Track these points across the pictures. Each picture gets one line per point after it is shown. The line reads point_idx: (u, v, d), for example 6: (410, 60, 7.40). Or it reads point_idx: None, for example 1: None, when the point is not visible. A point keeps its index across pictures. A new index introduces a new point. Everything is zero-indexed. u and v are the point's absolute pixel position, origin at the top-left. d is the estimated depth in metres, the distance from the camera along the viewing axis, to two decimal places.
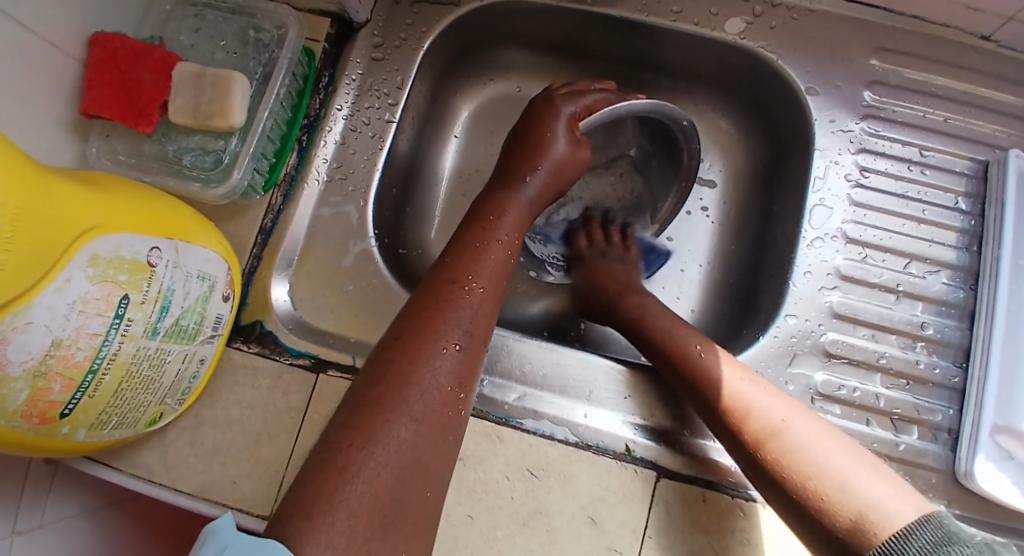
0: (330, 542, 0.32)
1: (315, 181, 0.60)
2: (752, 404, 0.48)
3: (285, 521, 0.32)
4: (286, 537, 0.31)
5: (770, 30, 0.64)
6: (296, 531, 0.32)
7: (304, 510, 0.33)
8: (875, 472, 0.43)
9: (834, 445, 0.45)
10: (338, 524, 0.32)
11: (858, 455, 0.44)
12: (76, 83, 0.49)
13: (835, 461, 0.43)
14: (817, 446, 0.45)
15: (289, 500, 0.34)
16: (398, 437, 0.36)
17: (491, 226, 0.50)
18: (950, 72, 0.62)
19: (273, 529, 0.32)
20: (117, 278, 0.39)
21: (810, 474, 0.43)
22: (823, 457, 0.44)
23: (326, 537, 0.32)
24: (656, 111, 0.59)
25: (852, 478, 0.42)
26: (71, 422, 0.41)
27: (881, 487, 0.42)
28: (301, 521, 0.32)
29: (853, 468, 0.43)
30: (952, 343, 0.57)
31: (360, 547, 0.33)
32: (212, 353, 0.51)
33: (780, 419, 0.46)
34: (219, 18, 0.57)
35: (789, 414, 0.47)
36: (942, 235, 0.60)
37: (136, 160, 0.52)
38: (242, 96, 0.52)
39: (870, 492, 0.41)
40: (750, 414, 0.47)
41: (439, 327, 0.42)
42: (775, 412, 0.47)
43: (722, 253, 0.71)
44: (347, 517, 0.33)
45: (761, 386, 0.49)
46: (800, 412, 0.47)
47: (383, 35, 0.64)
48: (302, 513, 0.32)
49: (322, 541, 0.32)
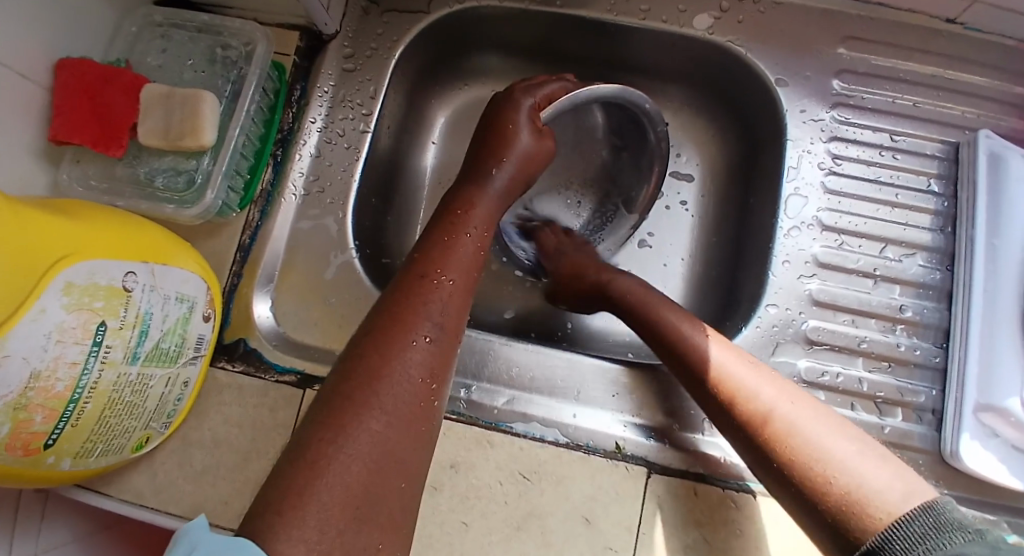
0: (302, 536, 0.32)
1: (293, 196, 0.60)
2: (750, 389, 0.47)
3: (255, 519, 0.32)
4: (254, 534, 0.31)
5: (738, 24, 0.64)
6: (268, 527, 0.31)
7: (274, 507, 0.32)
8: (871, 451, 0.42)
9: (831, 426, 0.44)
10: (309, 518, 0.32)
11: (863, 439, 0.44)
12: (44, 109, 0.49)
13: (831, 443, 0.43)
14: (813, 427, 0.44)
15: (260, 497, 0.33)
16: (369, 430, 0.36)
17: (460, 219, 0.51)
18: (918, 58, 0.63)
19: (245, 524, 0.32)
20: (93, 305, 0.39)
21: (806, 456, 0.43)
22: (821, 441, 0.43)
23: (298, 530, 0.32)
24: (617, 95, 0.59)
25: (848, 460, 0.42)
26: (56, 452, 0.40)
27: (875, 468, 0.41)
28: (273, 517, 0.32)
29: (849, 450, 0.42)
30: (932, 324, 0.58)
31: (333, 540, 0.32)
32: (196, 375, 0.51)
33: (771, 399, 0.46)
34: (187, 37, 0.57)
35: (785, 398, 0.46)
36: (916, 218, 0.61)
37: (108, 184, 0.52)
38: (212, 115, 0.52)
39: (863, 475, 0.41)
40: (745, 398, 0.47)
41: (409, 321, 0.42)
42: (772, 396, 0.46)
43: (703, 247, 0.71)
44: (318, 511, 0.33)
45: (754, 371, 0.49)
46: (797, 395, 0.47)
47: (354, 46, 0.64)
48: (274, 509, 0.32)
49: (293, 535, 0.31)
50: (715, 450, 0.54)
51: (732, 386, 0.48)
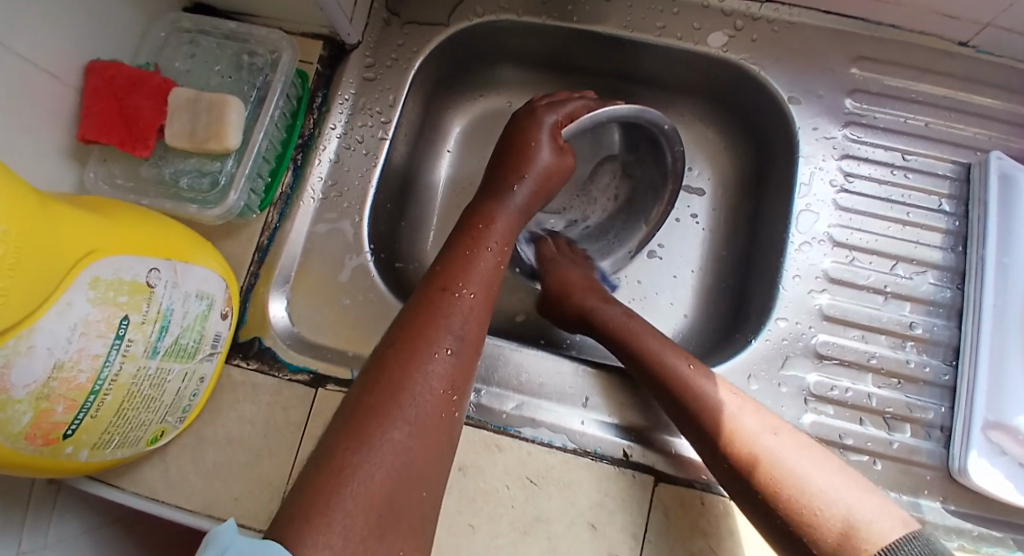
0: (327, 542, 0.32)
1: (311, 200, 0.61)
2: (736, 419, 0.48)
3: (283, 524, 0.33)
4: (282, 539, 0.32)
5: (752, 43, 0.65)
6: (294, 533, 0.32)
7: (302, 515, 0.33)
8: (855, 483, 0.44)
9: (815, 459, 0.45)
10: (334, 525, 0.33)
11: (843, 470, 0.45)
12: (75, 110, 0.50)
13: (813, 473, 0.44)
14: (796, 461, 0.45)
15: (287, 504, 0.34)
16: (391, 440, 0.37)
17: (480, 234, 0.52)
18: (930, 79, 0.64)
19: (273, 530, 0.33)
20: (117, 300, 0.40)
21: (790, 489, 0.44)
22: (803, 474, 0.44)
23: (324, 537, 0.32)
24: (638, 116, 0.60)
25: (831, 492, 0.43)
26: (74, 443, 0.41)
27: (861, 499, 0.43)
28: (300, 523, 0.33)
29: (833, 480, 0.44)
30: (942, 341, 0.58)
31: (355, 548, 0.33)
32: (212, 372, 0.52)
33: (759, 433, 0.47)
34: (214, 44, 0.59)
35: (769, 429, 0.47)
36: (927, 236, 0.61)
37: (134, 183, 0.53)
38: (237, 119, 0.53)
39: (848, 506, 0.42)
40: (731, 431, 0.47)
41: (430, 334, 0.42)
42: (756, 427, 0.47)
43: (713, 259, 0.71)
44: (343, 519, 0.33)
45: (742, 404, 0.49)
46: (778, 425, 0.48)
47: (374, 56, 0.65)
48: (300, 515, 0.33)
49: (319, 541, 0.32)
50: (689, 451, 0.54)
51: (716, 417, 0.48)
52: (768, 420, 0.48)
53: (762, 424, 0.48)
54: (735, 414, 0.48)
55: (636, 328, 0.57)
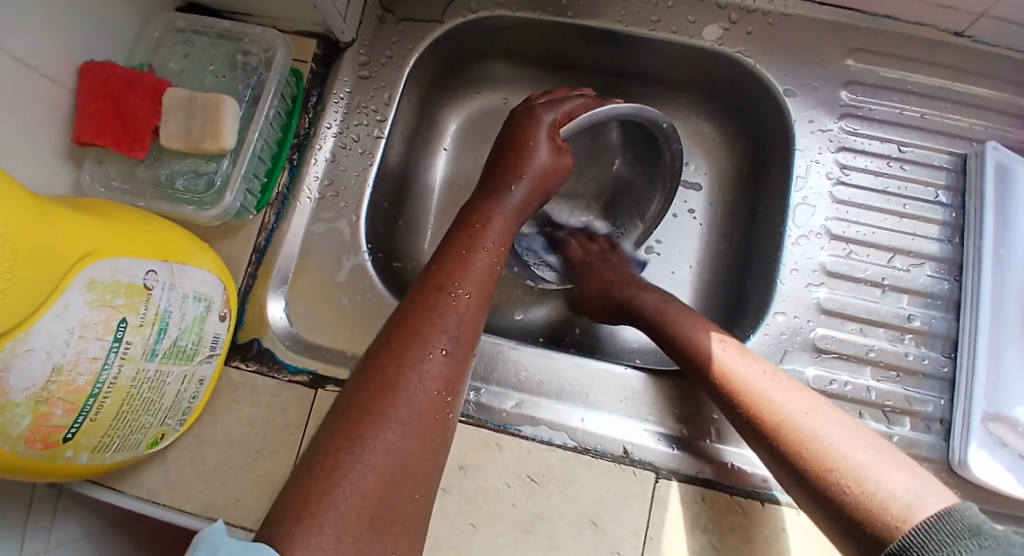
0: (318, 543, 0.32)
1: (308, 199, 0.61)
2: (767, 395, 0.47)
3: (274, 525, 0.33)
4: (275, 541, 0.32)
5: (747, 36, 0.65)
6: (285, 534, 0.32)
7: (292, 515, 0.33)
8: (891, 456, 0.42)
9: (848, 432, 0.44)
10: (326, 527, 0.33)
11: (882, 448, 0.43)
12: (68, 113, 0.50)
13: (845, 447, 0.43)
14: (829, 432, 0.44)
15: (280, 505, 0.34)
16: (384, 440, 0.37)
17: (477, 233, 0.51)
18: (926, 70, 0.64)
19: (264, 530, 0.33)
20: (114, 302, 0.40)
21: (825, 463, 0.42)
22: (840, 448, 0.43)
23: (315, 538, 0.32)
24: (637, 114, 0.59)
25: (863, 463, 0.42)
26: (73, 446, 0.41)
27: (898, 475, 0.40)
28: (291, 524, 0.33)
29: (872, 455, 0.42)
30: (940, 333, 0.58)
31: (349, 548, 0.33)
32: (211, 373, 0.52)
33: (794, 409, 0.46)
34: (208, 44, 0.58)
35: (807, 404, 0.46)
36: (924, 228, 0.61)
37: (130, 185, 0.53)
38: (232, 118, 0.53)
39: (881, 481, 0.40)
40: (767, 408, 0.47)
41: (425, 334, 0.42)
42: (789, 402, 0.46)
43: (711, 254, 0.72)
44: (334, 519, 0.33)
45: (774, 381, 0.48)
46: (820, 403, 0.46)
47: (369, 53, 0.65)
48: (292, 516, 0.33)
49: (311, 542, 0.32)
50: (738, 459, 0.54)
51: (751, 394, 0.48)
52: (803, 395, 0.47)
53: (796, 399, 0.47)
54: (770, 391, 0.47)
55: (671, 314, 0.57)
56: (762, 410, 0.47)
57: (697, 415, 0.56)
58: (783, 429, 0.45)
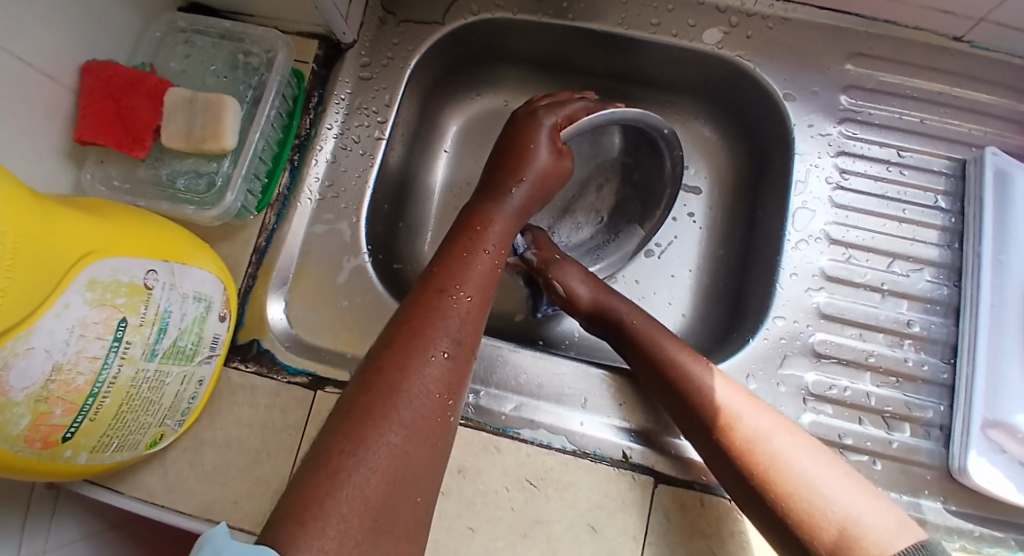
0: (322, 546, 0.32)
1: (308, 200, 0.61)
2: (741, 417, 0.48)
3: (276, 527, 0.33)
4: (277, 544, 0.32)
5: (747, 39, 0.65)
6: (289, 536, 0.32)
7: (296, 517, 0.33)
8: (858, 485, 0.45)
9: (818, 458, 0.46)
10: (330, 529, 0.33)
11: (842, 469, 0.46)
12: (69, 113, 0.50)
13: (818, 475, 0.45)
14: (802, 459, 0.46)
15: (281, 507, 0.34)
16: (388, 443, 0.37)
17: (477, 236, 0.51)
18: (925, 75, 0.64)
19: (267, 532, 0.33)
20: (115, 301, 0.40)
21: (796, 489, 0.45)
22: (812, 476, 0.45)
23: (319, 541, 0.32)
24: (639, 119, 0.60)
25: (835, 493, 0.44)
26: (72, 446, 0.41)
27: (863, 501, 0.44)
28: (295, 526, 0.33)
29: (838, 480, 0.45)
30: (939, 339, 0.58)
31: (352, 551, 0.33)
32: (211, 374, 0.52)
33: (767, 432, 0.48)
34: (209, 44, 0.58)
35: (774, 427, 0.48)
36: (923, 233, 0.61)
37: (131, 185, 0.53)
38: (234, 120, 0.53)
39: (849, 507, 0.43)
40: (738, 430, 0.48)
41: (427, 337, 0.42)
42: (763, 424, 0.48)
43: (711, 258, 0.72)
44: (337, 522, 0.33)
45: (747, 402, 0.50)
46: (788, 427, 0.48)
47: (370, 55, 0.65)
48: (295, 519, 0.33)
49: (315, 545, 0.32)
50: (691, 452, 0.54)
51: (727, 416, 0.49)
52: (776, 418, 0.49)
53: (771, 421, 0.48)
54: (741, 413, 0.49)
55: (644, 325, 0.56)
56: (735, 431, 0.48)
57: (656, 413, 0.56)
58: (753, 452, 0.47)
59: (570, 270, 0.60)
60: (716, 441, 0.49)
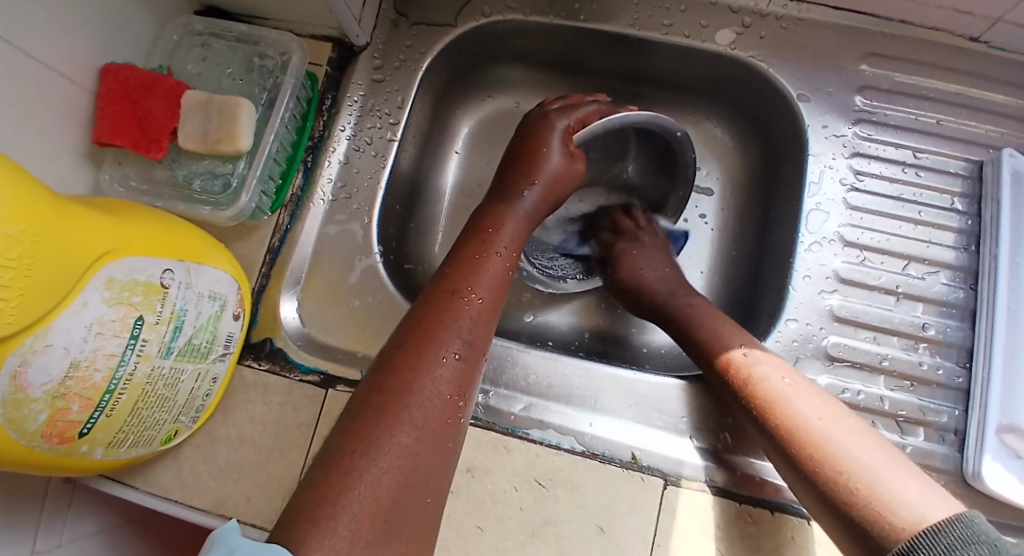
0: (333, 545, 0.33)
1: (321, 201, 0.62)
2: (790, 402, 0.47)
3: (288, 526, 0.33)
4: (289, 542, 0.32)
5: (761, 40, 0.65)
6: (300, 535, 0.33)
7: (308, 516, 0.33)
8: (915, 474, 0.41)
9: (872, 445, 0.44)
10: (341, 529, 0.33)
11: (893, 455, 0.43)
12: (88, 114, 0.51)
13: (871, 459, 0.42)
14: (854, 443, 0.44)
15: (292, 507, 0.35)
16: (399, 443, 0.37)
17: (489, 238, 0.52)
18: (941, 76, 0.63)
19: (278, 531, 0.33)
20: (132, 300, 0.41)
21: (845, 472, 0.42)
22: (864, 460, 0.42)
23: (330, 540, 0.33)
24: (651, 122, 0.59)
25: (888, 477, 0.41)
26: (89, 441, 0.42)
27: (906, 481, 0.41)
28: (307, 525, 0.33)
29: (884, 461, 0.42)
30: (955, 343, 0.58)
31: (363, 550, 0.33)
32: (224, 371, 0.52)
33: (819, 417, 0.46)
34: (225, 47, 0.59)
35: (825, 409, 0.46)
36: (939, 236, 0.61)
37: (147, 185, 0.54)
38: (248, 121, 0.54)
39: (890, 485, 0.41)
40: (784, 411, 0.47)
41: (438, 337, 0.43)
42: (814, 409, 0.46)
43: (723, 260, 0.71)
44: (349, 521, 0.34)
45: (801, 388, 0.48)
46: (845, 414, 0.46)
47: (383, 57, 0.66)
48: (307, 518, 0.33)
49: (326, 544, 0.32)
50: (766, 471, 0.52)
51: (775, 400, 0.48)
52: (832, 405, 0.47)
53: (825, 408, 0.46)
54: (790, 394, 0.47)
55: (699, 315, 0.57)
56: (785, 415, 0.47)
57: (721, 418, 0.55)
58: (802, 435, 0.45)
59: (656, 259, 0.64)
60: (767, 425, 0.48)
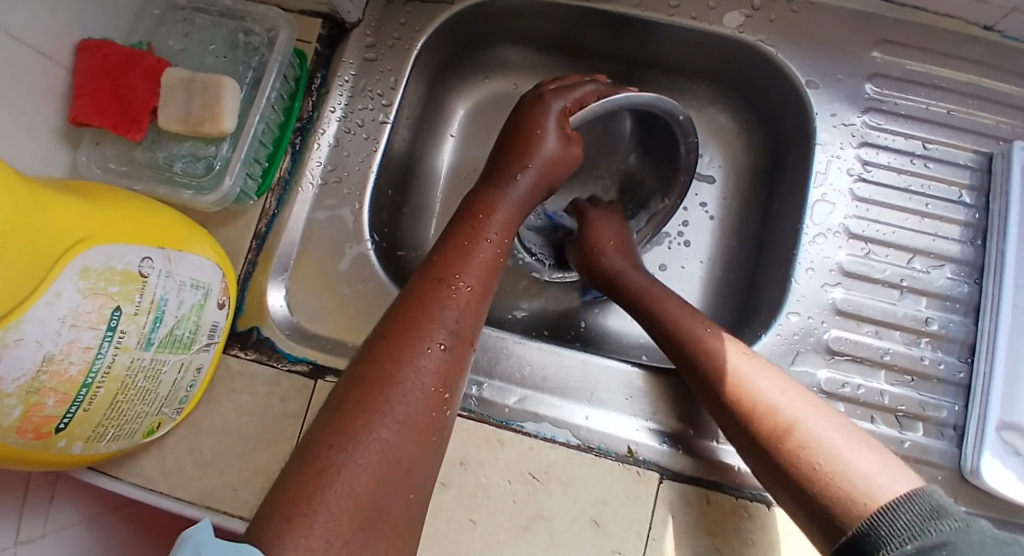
0: (309, 545, 0.31)
1: (310, 185, 0.60)
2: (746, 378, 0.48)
3: (262, 525, 0.32)
4: (260, 540, 0.31)
5: (769, 24, 0.63)
6: (273, 534, 0.31)
7: (282, 514, 0.32)
8: (861, 441, 0.43)
9: (827, 421, 0.44)
10: (317, 528, 0.32)
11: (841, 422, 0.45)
12: (65, 91, 0.49)
13: (827, 434, 0.43)
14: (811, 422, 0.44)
15: (266, 504, 0.33)
16: (378, 438, 0.36)
17: (479, 225, 0.50)
18: (953, 65, 0.61)
19: (252, 529, 0.32)
20: (108, 290, 0.39)
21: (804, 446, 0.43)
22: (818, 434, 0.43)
23: (304, 539, 0.31)
24: (653, 104, 0.57)
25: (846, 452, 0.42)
26: (66, 436, 0.40)
27: (860, 452, 0.42)
28: (280, 524, 0.32)
29: (835, 432, 0.43)
30: (957, 338, 0.57)
31: (339, 550, 0.32)
32: (209, 361, 0.51)
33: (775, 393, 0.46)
34: (210, 23, 0.57)
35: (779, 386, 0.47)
36: (946, 229, 0.59)
37: (127, 167, 0.52)
38: (233, 103, 0.51)
39: (843, 453, 0.42)
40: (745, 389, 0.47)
41: (423, 327, 0.41)
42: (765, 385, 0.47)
43: (723, 250, 0.70)
44: (325, 519, 0.32)
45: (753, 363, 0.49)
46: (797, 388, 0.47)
47: (376, 35, 0.63)
48: (280, 517, 0.32)
49: (300, 544, 0.31)
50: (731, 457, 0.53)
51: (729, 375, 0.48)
52: (781, 379, 0.48)
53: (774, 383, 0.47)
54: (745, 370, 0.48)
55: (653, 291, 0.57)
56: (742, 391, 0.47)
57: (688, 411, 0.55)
58: (760, 412, 0.46)
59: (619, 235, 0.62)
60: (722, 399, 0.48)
